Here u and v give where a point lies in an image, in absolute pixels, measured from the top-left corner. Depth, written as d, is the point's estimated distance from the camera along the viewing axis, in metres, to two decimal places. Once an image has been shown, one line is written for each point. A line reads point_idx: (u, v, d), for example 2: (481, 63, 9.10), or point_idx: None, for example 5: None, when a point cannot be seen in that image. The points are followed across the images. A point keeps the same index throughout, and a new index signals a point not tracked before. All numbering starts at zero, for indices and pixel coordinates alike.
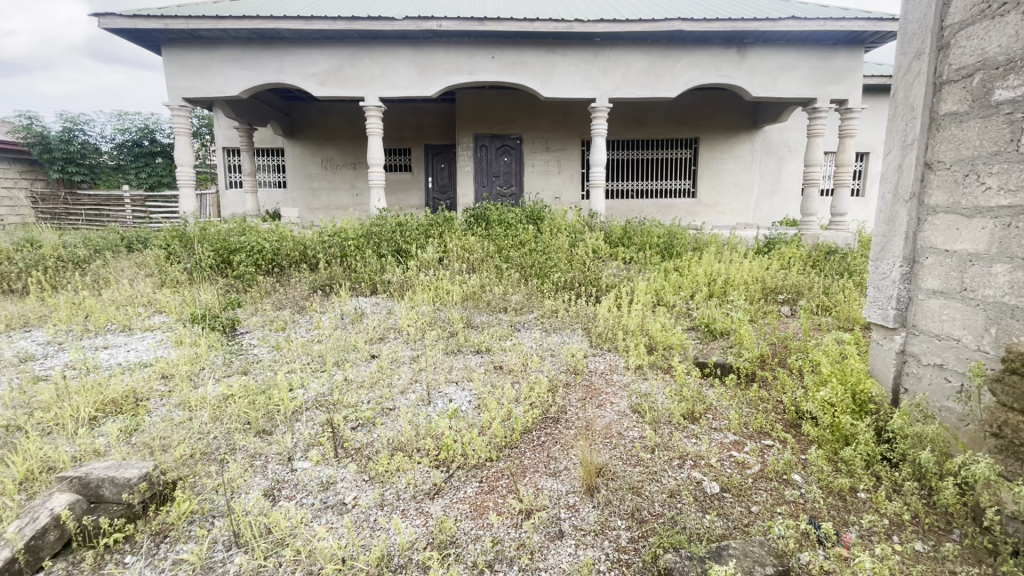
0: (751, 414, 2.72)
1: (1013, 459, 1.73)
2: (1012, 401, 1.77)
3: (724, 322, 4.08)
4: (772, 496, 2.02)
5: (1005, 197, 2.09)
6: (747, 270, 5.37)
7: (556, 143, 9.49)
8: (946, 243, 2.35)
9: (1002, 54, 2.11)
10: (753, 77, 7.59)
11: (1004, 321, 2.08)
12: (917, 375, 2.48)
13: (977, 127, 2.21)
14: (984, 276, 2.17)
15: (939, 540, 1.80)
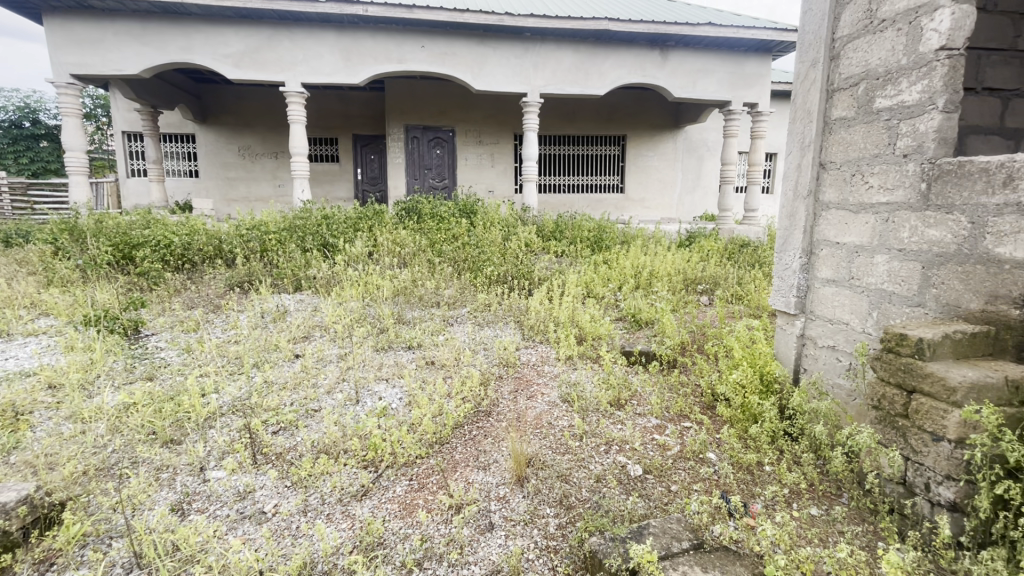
0: (672, 398, 2.88)
1: (889, 427, 1.91)
2: (888, 375, 1.91)
3: (649, 311, 4.29)
4: (690, 475, 2.15)
5: (884, 195, 2.33)
6: (670, 262, 5.65)
7: (489, 136, 9.48)
8: (838, 235, 2.59)
9: (882, 66, 2.35)
10: (675, 78, 7.97)
11: (884, 305, 2.32)
12: (814, 356, 2.73)
13: (862, 131, 2.45)
14: (867, 265, 2.41)
15: (830, 504, 2.00)
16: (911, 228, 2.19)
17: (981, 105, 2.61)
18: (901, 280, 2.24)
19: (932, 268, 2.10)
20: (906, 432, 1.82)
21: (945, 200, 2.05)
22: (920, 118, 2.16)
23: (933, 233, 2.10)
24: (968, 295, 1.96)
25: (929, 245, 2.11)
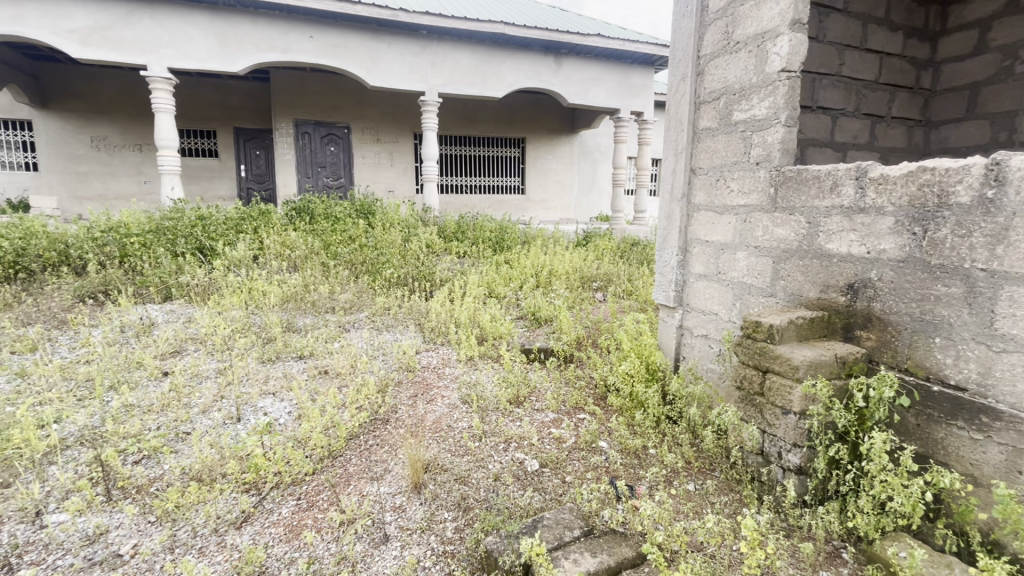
0: (569, 392, 3.00)
1: (749, 405, 2.14)
2: (747, 358, 2.13)
3: (547, 309, 4.43)
4: (583, 464, 2.24)
5: (742, 198, 2.61)
6: (568, 262, 5.90)
7: (387, 135, 9.19)
8: (706, 234, 2.86)
9: (737, 84, 2.64)
10: (568, 85, 8.31)
11: (744, 296, 2.61)
12: (691, 344, 2.99)
13: (723, 141, 2.73)
14: (731, 261, 2.69)
15: (704, 478, 2.19)
16: (763, 227, 2.49)
17: (816, 121, 3.03)
18: (758, 273, 2.53)
19: (781, 262, 2.40)
20: (762, 408, 2.04)
21: (788, 203, 2.35)
22: (767, 130, 2.45)
23: (780, 232, 2.40)
24: (807, 285, 2.27)
25: (778, 243, 2.41)
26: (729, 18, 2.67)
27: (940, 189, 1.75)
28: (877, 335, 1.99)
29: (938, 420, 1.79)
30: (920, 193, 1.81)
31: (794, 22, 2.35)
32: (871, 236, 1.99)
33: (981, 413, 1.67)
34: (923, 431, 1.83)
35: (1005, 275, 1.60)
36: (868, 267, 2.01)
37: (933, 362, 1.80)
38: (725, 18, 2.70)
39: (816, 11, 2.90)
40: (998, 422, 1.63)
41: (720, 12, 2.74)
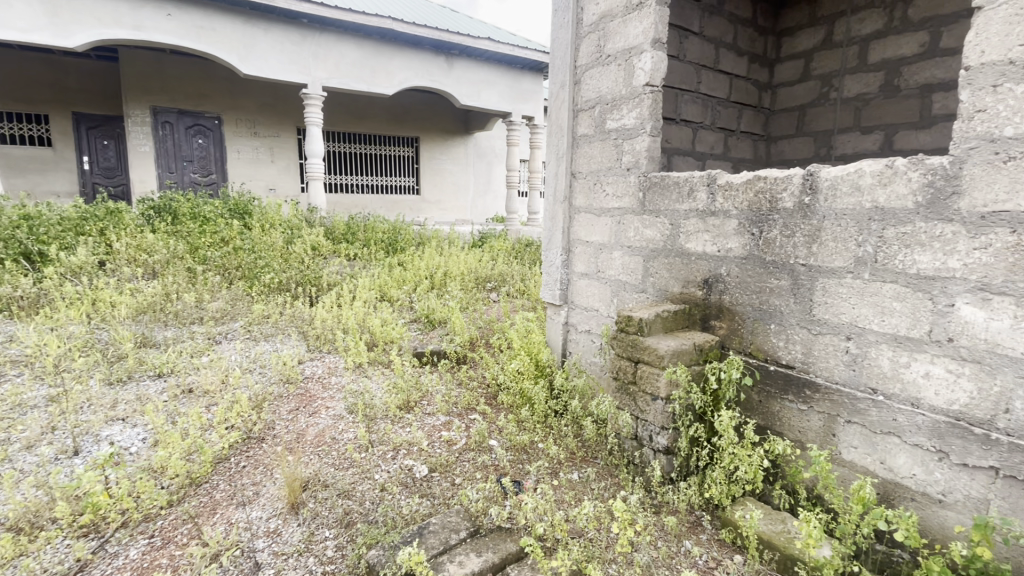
0: (461, 393, 3.01)
1: (623, 394, 2.29)
2: (622, 350, 2.28)
3: (441, 311, 4.39)
4: (472, 465, 2.25)
5: (616, 201, 2.80)
6: (462, 262, 5.90)
7: (265, 128, 8.48)
8: (586, 235, 3.03)
9: (610, 94, 2.82)
10: (460, 86, 8.32)
11: (621, 293, 2.80)
12: (576, 340, 3.15)
13: (599, 147, 2.91)
14: (608, 260, 2.87)
15: (586, 466, 2.31)
16: (635, 228, 2.69)
17: (679, 131, 3.35)
18: (631, 271, 2.73)
19: (650, 260, 2.61)
20: (635, 396, 2.20)
21: (654, 207, 2.56)
22: (636, 139, 2.65)
23: (649, 233, 2.60)
24: (672, 281, 2.49)
25: (647, 243, 2.62)
26: (601, 32, 2.86)
27: (771, 195, 2.02)
28: (727, 324, 2.24)
29: (775, 396, 2.06)
30: (757, 199, 2.07)
31: (655, 41, 2.57)
32: (720, 236, 2.24)
33: (806, 387, 1.96)
34: (764, 406, 2.10)
35: (819, 268, 1.89)
36: (719, 264, 2.26)
37: (770, 345, 2.07)
38: (598, 32, 2.88)
39: (677, 32, 3.20)
40: (817, 393, 1.92)
41: (593, 25, 2.91)
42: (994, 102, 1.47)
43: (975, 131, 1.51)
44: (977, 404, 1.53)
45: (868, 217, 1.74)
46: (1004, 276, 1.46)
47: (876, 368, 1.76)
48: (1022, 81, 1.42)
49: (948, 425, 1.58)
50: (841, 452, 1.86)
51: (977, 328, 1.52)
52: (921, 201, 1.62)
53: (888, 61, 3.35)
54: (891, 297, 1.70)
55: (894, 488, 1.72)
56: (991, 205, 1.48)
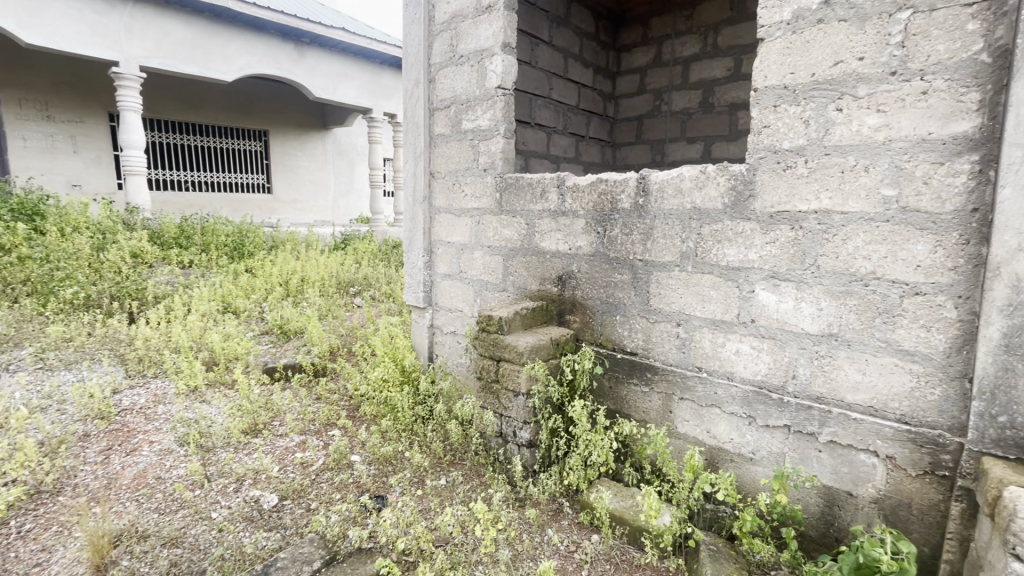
0: (319, 408, 2.79)
1: (487, 393, 2.30)
2: (485, 350, 2.29)
3: (297, 321, 4.02)
4: (330, 485, 2.09)
5: (475, 201, 2.81)
6: (322, 266, 5.49)
7: (64, 112, 7.00)
8: (448, 235, 3.00)
9: (464, 95, 2.83)
10: (313, 77, 7.74)
11: (483, 292, 2.83)
12: (442, 342, 3.11)
13: (456, 147, 2.90)
14: (470, 260, 2.88)
15: (453, 469, 2.29)
16: (493, 228, 2.73)
17: (534, 134, 3.48)
18: (492, 271, 2.76)
19: (509, 259, 2.67)
20: (498, 394, 2.23)
21: (511, 207, 2.62)
22: (491, 140, 2.69)
23: (507, 233, 2.66)
24: (530, 279, 2.58)
25: (506, 242, 2.67)
26: (453, 32, 2.84)
27: (612, 196, 2.19)
28: (580, 318, 2.38)
29: (622, 380, 2.24)
30: (600, 199, 2.23)
31: (505, 45, 2.62)
32: (571, 235, 2.37)
33: (646, 370, 2.15)
34: (614, 391, 2.26)
35: (653, 263, 2.10)
36: (570, 261, 2.39)
37: (617, 335, 2.24)
38: (450, 31, 2.87)
39: (528, 39, 3.33)
40: (656, 375, 2.13)
41: (444, 24, 2.89)
42: (776, 119, 1.75)
43: (762, 143, 1.78)
44: (773, 373, 1.81)
45: (689, 217, 1.97)
46: (788, 265, 1.75)
47: (700, 349, 2.00)
48: (793, 103, 1.71)
49: (754, 393, 1.86)
50: (677, 426, 2.08)
51: (771, 309, 1.80)
52: (727, 202, 1.87)
53: (704, 81, 3.85)
54: (709, 285, 1.95)
55: (718, 452, 1.96)
56: (776, 206, 1.76)
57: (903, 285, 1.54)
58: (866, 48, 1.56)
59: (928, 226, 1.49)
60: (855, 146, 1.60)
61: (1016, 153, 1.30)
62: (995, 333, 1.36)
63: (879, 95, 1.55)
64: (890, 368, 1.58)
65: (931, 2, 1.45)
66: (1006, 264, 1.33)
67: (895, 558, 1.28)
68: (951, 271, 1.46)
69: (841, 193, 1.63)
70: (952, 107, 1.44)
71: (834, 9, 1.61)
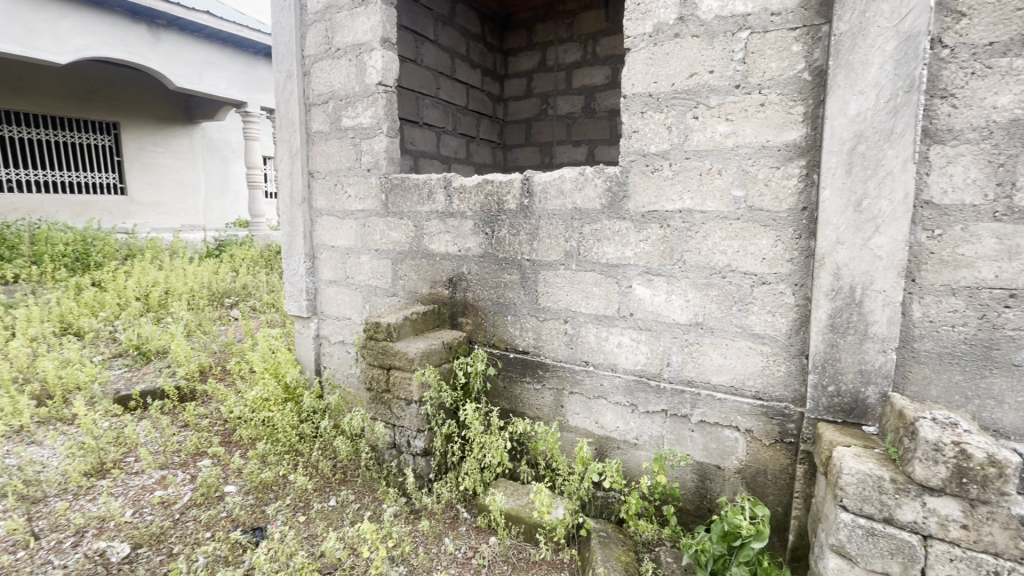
0: (185, 438, 2.48)
1: (377, 404, 2.18)
2: (374, 359, 2.18)
3: (159, 339, 3.54)
4: (198, 523, 1.86)
5: (359, 203, 2.67)
6: (191, 276, 4.90)
7: None
8: (331, 239, 2.82)
9: (343, 90, 2.67)
10: (173, 64, 6.88)
11: (372, 298, 2.70)
12: (330, 353, 2.93)
13: (336, 145, 2.73)
14: (356, 265, 2.73)
15: (343, 488, 2.15)
16: (380, 231, 2.61)
17: (423, 134, 3.41)
18: (380, 275, 2.65)
19: (398, 263, 2.58)
20: (390, 404, 2.13)
21: (397, 208, 2.53)
22: (374, 139, 2.57)
23: (394, 235, 2.56)
24: (420, 282, 2.51)
25: (393, 245, 2.58)
26: (328, 23, 2.68)
27: (498, 197, 2.20)
28: (472, 319, 2.37)
29: (516, 379, 2.26)
30: (487, 200, 2.23)
31: (384, 40, 2.52)
32: (459, 236, 2.34)
33: (538, 367, 2.19)
34: (508, 390, 2.28)
35: (540, 263, 2.14)
36: (460, 263, 2.36)
37: (509, 335, 2.26)
38: (324, 22, 2.69)
39: (413, 37, 3.24)
40: (547, 372, 2.17)
41: (318, 14, 2.71)
42: (643, 125, 1.87)
43: (633, 147, 1.90)
44: (651, 362, 1.94)
45: (571, 217, 2.04)
46: (659, 261, 1.88)
47: (586, 344, 2.08)
48: (657, 110, 1.84)
49: (635, 382, 1.97)
50: (568, 420, 2.14)
51: (646, 302, 1.92)
52: (605, 203, 1.96)
53: (586, 87, 4.02)
54: (591, 282, 2.03)
55: (606, 441, 2.06)
56: (647, 206, 1.88)
57: (753, 276, 1.72)
58: (715, 62, 1.72)
59: (770, 223, 1.68)
60: (710, 151, 1.75)
61: (832, 160, 1.51)
62: (824, 314, 1.58)
63: (727, 105, 1.71)
64: (745, 350, 1.76)
65: (765, 24, 1.63)
66: (829, 255, 1.55)
67: (753, 522, 1.42)
68: (789, 262, 1.66)
69: (700, 194, 1.78)
70: (784, 117, 1.63)
71: (687, 25, 1.75)
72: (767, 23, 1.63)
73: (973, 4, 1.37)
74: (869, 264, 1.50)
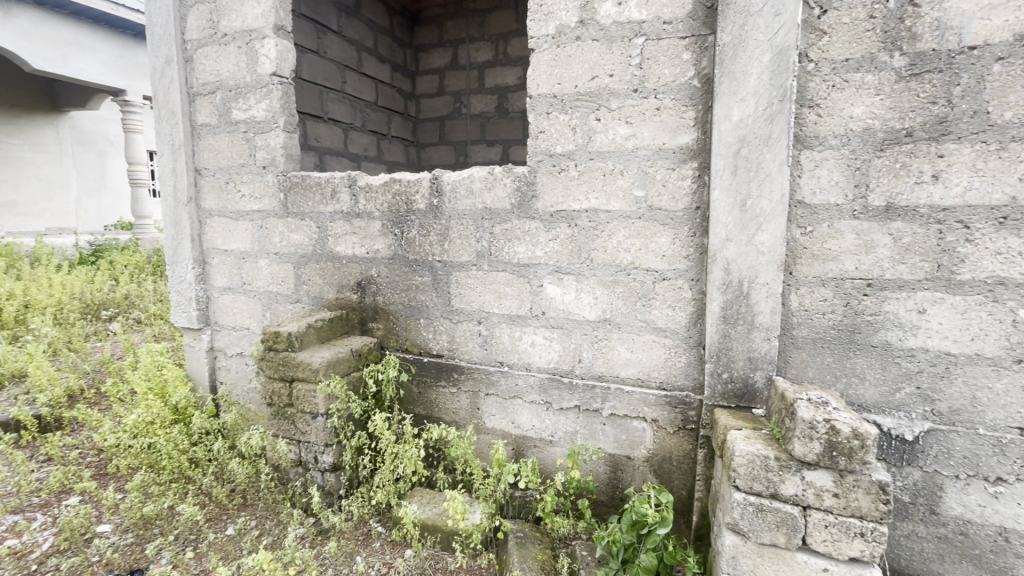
0: (47, 475, 2.15)
1: (280, 420, 2.02)
2: (274, 372, 2.01)
3: (14, 361, 3.04)
4: (61, 572, 1.62)
5: (255, 203, 2.47)
6: (57, 287, 4.28)
7: None
8: (224, 242, 2.58)
9: (232, 79, 2.45)
10: (30, 43, 5.97)
11: (273, 306, 2.51)
12: (226, 367, 2.68)
13: (226, 140, 2.50)
14: (254, 270, 2.52)
15: (242, 516, 1.98)
16: (280, 233, 2.43)
17: (328, 130, 3.23)
18: (281, 281, 2.46)
19: (300, 267, 2.41)
20: (294, 418, 1.98)
21: (298, 209, 2.36)
22: (269, 134, 2.38)
23: (295, 237, 2.39)
24: (326, 287, 2.37)
25: (295, 248, 2.41)
26: (212, 5, 2.44)
27: (406, 197, 2.13)
28: (383, 324, 2.27)
29: (430, 385, 2.20)
30: (395, 200, 2.15)
31: (278, 28, 2.35)
32: (367, 238, 2.24)
33: (453, 370, 2.15)
34: (423, 396, 2.22)
35: (451, 264, 2.10)
36: (368, 265, 2.26)
37: (422, 339, 2.20)
38: (208, 4, 2.45)
39: (314, 27, 3.05)
40: (462, 375, 2.13)
41: None
42: (549, 125, 1.89)
43: (540, 147, 1.91)
44: (563, 360, 1.97)
45: (481, 217, 2.02)
46: (568, 260, 1.91)
47: (500, 345, 2.07)
48: (562, 111, 1.87)
49: (548, 380, 1.99)
50: (484, 422, 2.12)
51: (557, 301, 1.95)
52: (514, 203, 1.96)
53: (498, 87, 4.01)
54: (504, 283, 2.02)
55: (523, 441, 2.06)
56: (555, 206, 1.90)
57: (654, 273, 1.80)
58: (614, 66, 1.78)
59: (668, 222, 1.76)
60: (612, 152, 1.81)
61: (720, 162, 1.62)
62: (717, 307, 1.68)
63: (627, 108, 1.77)
64: (651, 343, 1.84)
65: (658, 32, 1.71)
66: (720, 251, 1.65)
67: (658, 509, 1.48)
68: (686, 259, 1.75)
69: (605, 194, 1.83)
70: (678, 121, 1.72)
71: (588, 29, 1.79)
72: (661, 30, 1.70)
73: (832, 23, 1.52)
74: (754, 260, 1.62)
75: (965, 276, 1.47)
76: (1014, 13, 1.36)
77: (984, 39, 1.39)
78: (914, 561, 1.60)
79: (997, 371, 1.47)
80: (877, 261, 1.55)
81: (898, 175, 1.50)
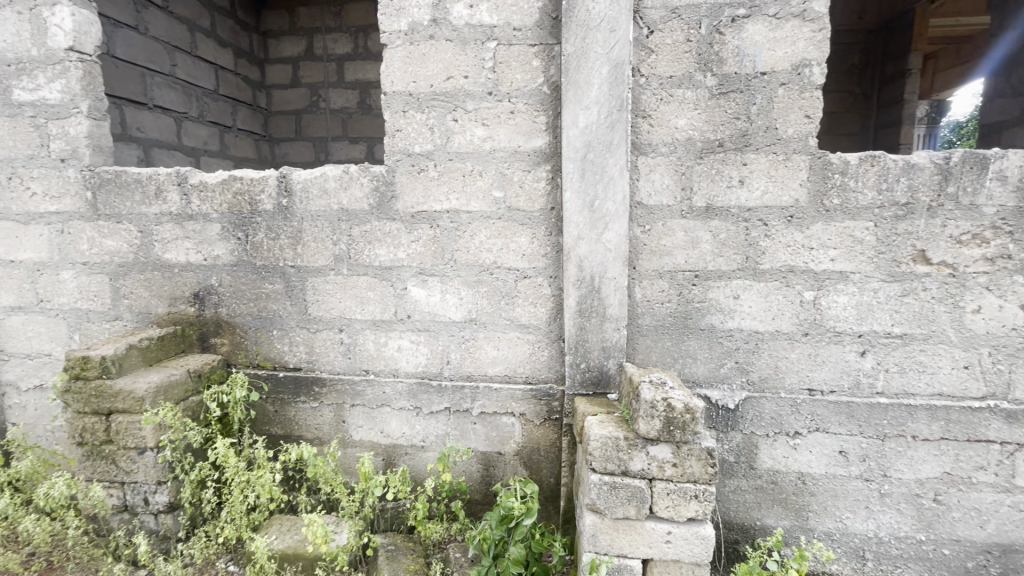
0: None
1: (93, 461, 1.70)
2: (83, 406, 1.69)
3: None
4: None
5: (51, 203, 2.04)
6: None
7: None
8: (8, 252, 2.10)
9: (10, 52, 1.99)
10: None
11: (83, 326, 2.10)
12: (21, 405, 2.19)
13: (5, 126, 2.03)
14: (54, 284, 2.09)
15: None
16: (88, 239, 2.04)
17: (155, 120, 2.81)
18: (93, 296, 2.08)
19: (118, 278, 2.05)
20: (114, 458, 1.68)
21: (112, 210, 2.01)
22: (67, 121, 1.99)
23: (110, 244, 2.03)
24: (154, 301, 2.05)
25: (110, 257, 2.04)
26: None
27: (250, 197, 1.92)
28: (228, 339, 2.03)
29: (288, 401, 2.02)
30: (236, 200, 1.93)
31: None
32: (202, 242, 1.98)
33: (314, 384, 1.99)
34: (281, 414, 2.03)
35: (306, 269, 1.95)
36: (207, 274, 2.00)
37: (276, 352, 2.01)
38: None
39: None
40: (325, 388, 1.99)
41: None
42: (405, 124, 1.84)
43: (397, 146, 1.85)
44: (431, 363, 1.94)
45: (337, 219, 1.90)
46: (431, 261, 1.89)
47: (364, 352, 1.97)
48: (418, 110, 1.83)
49: (417, 385, 1.95)
50: (351, 435, 2.01)
51: (422, 303, 1.91)
52: (373, 203, 1.88)
53: (359, 82, 3.80)
54: (366, 287, 1.93)
55: (393, 450, 1.99)
56: (415, 207, 1.86)
57: (515, 272, 1.85)
58: (468, 68, 1.79)
59: (526, 222, 1.82)
60: (470, 153, 1.82)
61: (570, 165, 1.71)
62: (573, 302, 1.78)
63: (482, 111, 1.80)
64: (516, 340, 1.89)
65: (509, 37, 1.75)
66: (573, 249, 1.75)
67: (524, 501, 1.53)
68: (544, 257, 1.83)
69: (465, 195, 1.84)
70: (531, 126, 1.78)
71: (441, 28, 1.78)
72: (511, 36, 1.75)
73: (658, 43, 1.70)
74: (603, 257, 1.75)
75: (766, 266, 1.74)
76: (791, 47, 1.64)
77: (771, 66, 1.66)
78: (740, 512, 1.86)
79: (792, 343, 1.77)
80: (702, 255, 1.77)
81: (714, 179, 1.73)
